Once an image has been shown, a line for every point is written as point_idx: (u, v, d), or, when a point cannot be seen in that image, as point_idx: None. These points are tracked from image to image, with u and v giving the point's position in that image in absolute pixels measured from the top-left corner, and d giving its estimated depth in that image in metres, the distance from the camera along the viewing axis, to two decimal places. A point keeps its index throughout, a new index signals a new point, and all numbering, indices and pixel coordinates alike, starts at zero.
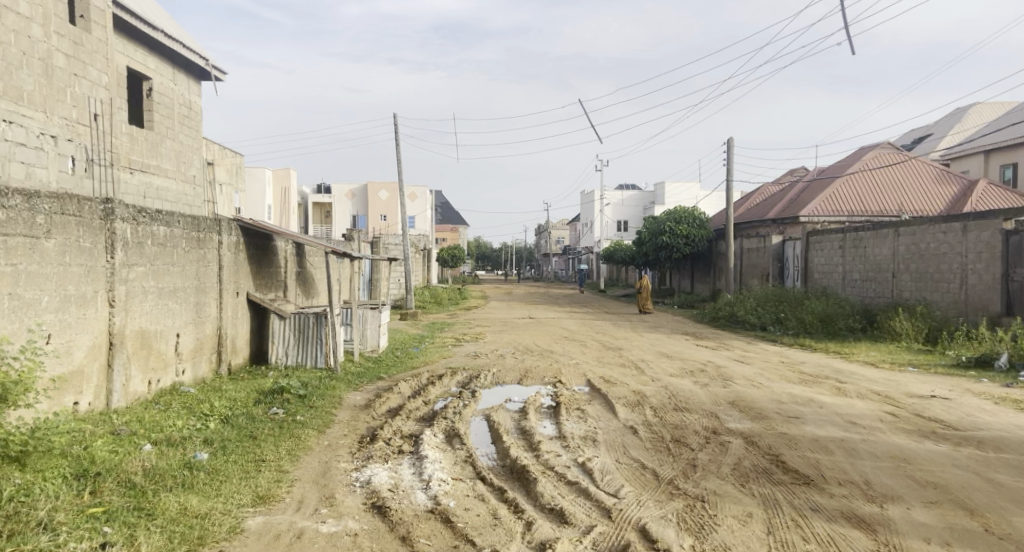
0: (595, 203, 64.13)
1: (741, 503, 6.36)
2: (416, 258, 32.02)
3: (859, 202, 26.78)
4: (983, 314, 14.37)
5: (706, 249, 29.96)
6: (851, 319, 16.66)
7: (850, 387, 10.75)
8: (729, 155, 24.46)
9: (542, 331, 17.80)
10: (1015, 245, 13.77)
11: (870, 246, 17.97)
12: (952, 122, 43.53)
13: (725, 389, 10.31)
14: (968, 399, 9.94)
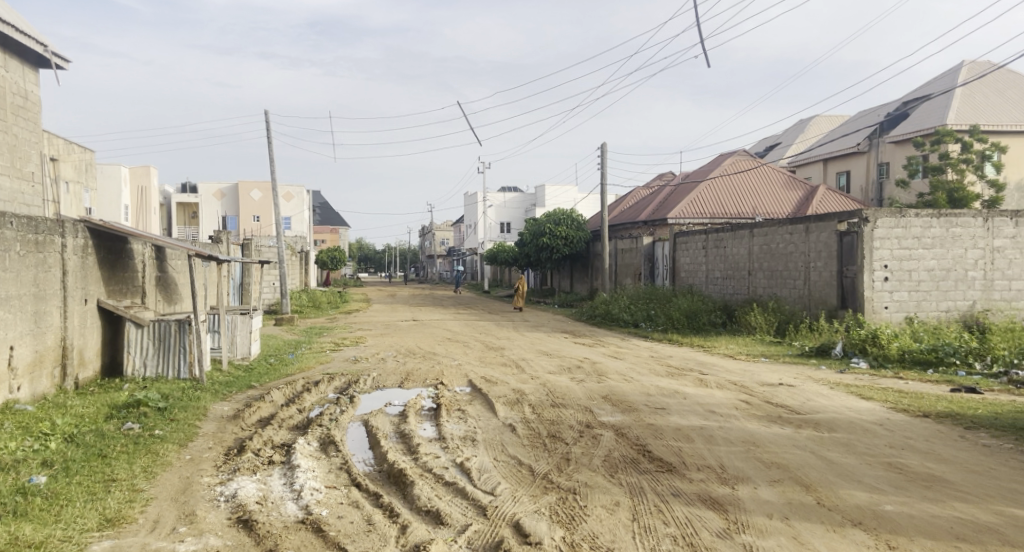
0: (478, 205, 65.31)
1: (609, 493, 6.80)
2: (291, 261, 31.82)
3: (719, 206, 28.97)
4: (823, 307, 16.20)
5: (584, 250, 31.43)
6: (713, 315, 18.34)
7: (711, 378, 12.05)
8: (604, 159, 26.01)
9: (425, 333, 18.38)
10: (848, 244, 15.61)
11: (728, 245, 19.77)
12: (799, 131, 47.56)
13: (599, 385, 11.33)
14: (809, 385, 11.42)
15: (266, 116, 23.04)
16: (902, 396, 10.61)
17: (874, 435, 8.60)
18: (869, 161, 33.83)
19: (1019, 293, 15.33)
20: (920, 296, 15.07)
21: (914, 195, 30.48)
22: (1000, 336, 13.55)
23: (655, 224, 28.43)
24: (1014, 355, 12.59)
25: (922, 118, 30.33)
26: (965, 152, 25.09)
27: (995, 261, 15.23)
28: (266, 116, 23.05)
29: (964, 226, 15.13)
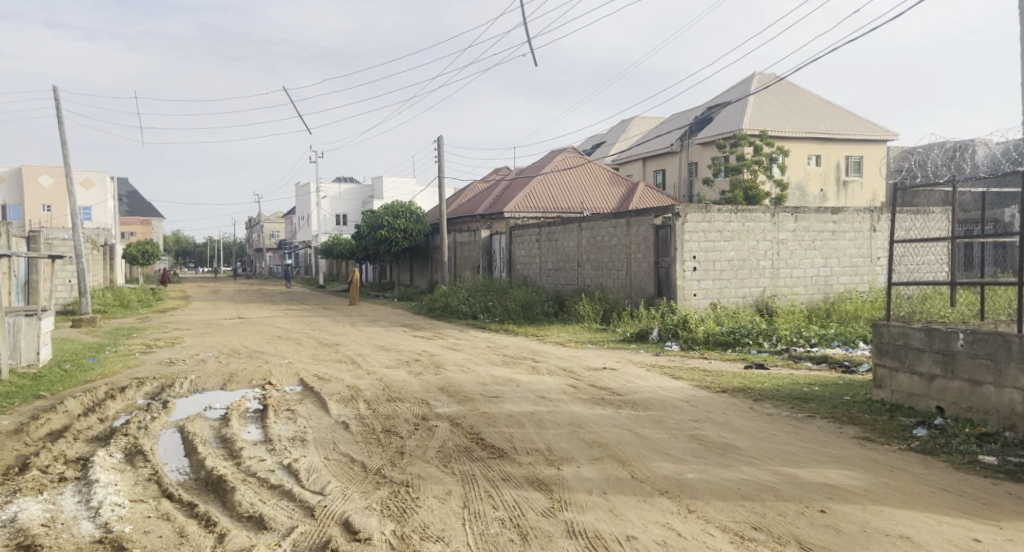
0: (312, 197, 63.97)
1: (442, 483, 6.40)
2: (93, 258, 29.78)
3: (551, 200, 30.17)
4: (642, 296, 17.43)
5: (422, 243, 31.68)
6: (545, 305, 19.28)
7: (542, 364, 12.66)
8: (439, 153, 26.40)
9: (251, 332, 17.81)
10: (663, 237, 16.90)
11: (560, 238, 20.84)
12: (622, 129, 50.52)
13: (436, 377, 11.47)
14: (629, 368, 12.28)
15: (54, 96, 21.28)
16: (705, 374, 11.68)
17: (681, 411, 8.94)
18: (681, 160, 36.55)
19: (798, 278, 17.44)
20: (722, 284, 16.71)
21: (718, 192, 33.47)
22: (784, 318, 15.39)
23: (491, 217, 29.12)
24: (793, 334, 14.28)
25: (723, 122, 33.30)
26: (757, 153, 27.96)
27: (780, 252, 17.20)
28: (54, 96, 21.29)
29: (756, 220, 16.97)
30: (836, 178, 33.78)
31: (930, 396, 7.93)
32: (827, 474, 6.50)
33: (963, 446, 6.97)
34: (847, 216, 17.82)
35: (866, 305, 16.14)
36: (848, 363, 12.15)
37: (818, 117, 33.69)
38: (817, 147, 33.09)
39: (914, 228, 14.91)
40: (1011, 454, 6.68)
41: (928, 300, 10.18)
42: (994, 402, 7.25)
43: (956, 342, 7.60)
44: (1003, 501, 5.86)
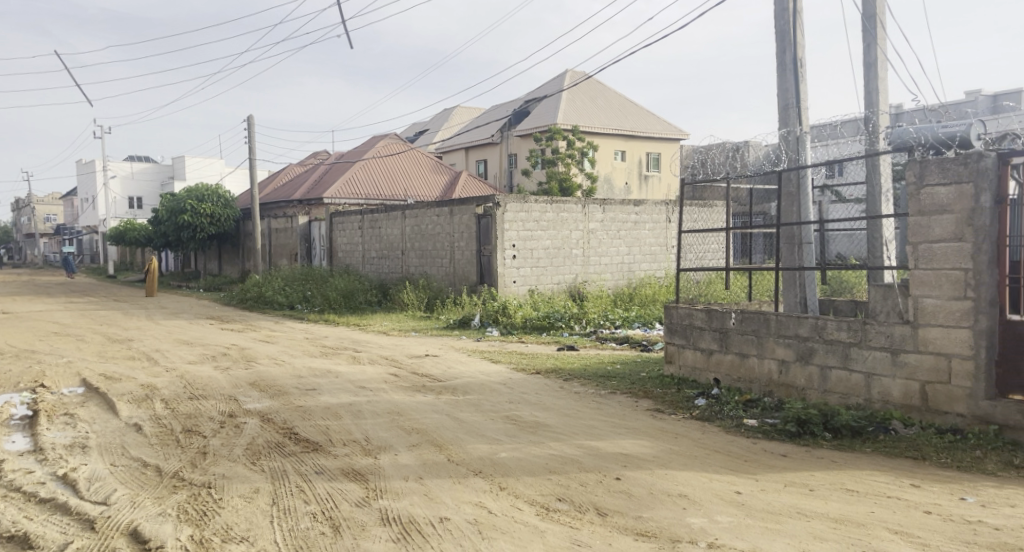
0: (99, 176, 58.86)
1: (249, 481, 6.04)
2: None
3: (373, 187, 29.87)
4: (465, 284, 17.80)
5: (232, 230, 30.37)
6: (368, 294, 19.25)
7: (363, 354, 12.74)
8: (250, 134, 25.33)
9: (23, 328, 16.34)
10: (484, 226, 17.34)
11: (383, 226, 20.82)
12: (441, 118, 51.08)
13: (246, 371, 11.24)
14: (450, 354, 12.64)
15: None
16: (521, 357, 12.30)
17: (497, 394, 9.19)
18: (500, 151, 37.38)
19: (606, 265, 18.63)
20: (539, 271, 17.45)
21: (535, 183, 34.73)
22: (593, 302, 16.36)
23: (309, 204, 28.39)
24: (601, 317, 15.30)
25: (540, 115, 34.60)
26: (571, 148, 29.30)
27: (590, 242, 18.27)
28: None
29: (569, 211, 17.87)
30: (639, 173, 36.20)
31: (709, 369, 8.39)
32: (624, 444, 6.52)
33: (734, 412, 7.35)
34: (647, 208, 19.33)
35: (661, 289, 17.56)
36: (646, 342, 13.27)
37: (623, 115, 35.98)
38: (622, 143, 35.33)
39: (701, 219, 16.47)
40: (769, 417, 7.09)
41: (712, 285, 11.25)
42: (757, 372, 7.77)
43: (730, 320, 8.09)
44: (762, 458, 5.99)
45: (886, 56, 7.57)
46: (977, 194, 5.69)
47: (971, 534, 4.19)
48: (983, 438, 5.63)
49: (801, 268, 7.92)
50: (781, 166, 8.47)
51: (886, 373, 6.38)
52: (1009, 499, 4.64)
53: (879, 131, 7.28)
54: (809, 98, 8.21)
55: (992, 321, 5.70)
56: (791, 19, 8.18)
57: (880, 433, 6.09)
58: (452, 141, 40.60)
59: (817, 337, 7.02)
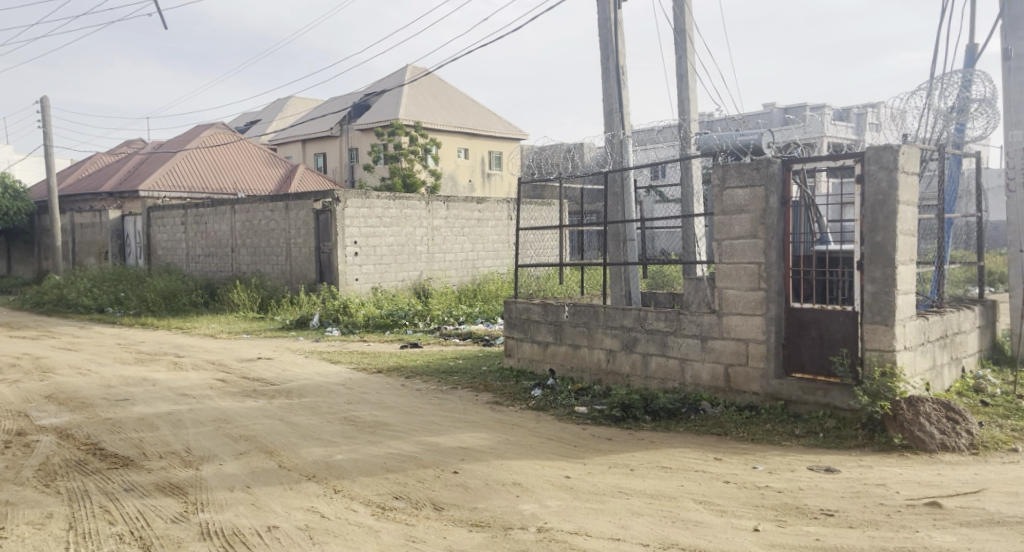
0: None
1: (40, 506, 5.56)
2: None
3: (198, 179, 28.38)
4: (303, 282, 17.34)
5: (27, 225, 27.72)
6: (193, 295, 18.37)
7: (186, 359, 12.18)
8: (47, 118, 23.18)
9: None
10: (323, 222, 16.98)
11: (209, 221, 19.89)
12: (273, 109, 49.25)
13: (43, 383, 10.41)
14: (286, 356, 12.35)
15: None
16: (363, 356, 12.23)
17: (334, 395, 9.11)
18: (341, 145, 36.34)
19: (450, 262, 18.83)
20: (382, 269, 17.29)
21: (378, 179, 34.40)
22: (437, 299, 16.44)
23: (121, 195, 26.46)
24: (445, 314, 15.44)
25: (382, 110, 34.20)
26: (414, 144, 29.35)
27: (435, 238, 18.40)
28: None
29: (412, 208, 17.87)
30: (482, 171, 36.76)
31: (545, 360, 8.62)
32: (461, 437, 6.60)
33: (566, 400, 7.58)
34: (490, 205, 19.72)
35: (504, 285, 17.97)
36: (488, 337, 13.58)
37: (465, 113, 36.41)
38: (465, 141, 35.72)
39: (539, 216, 17.03)
40: (597, 403, 7.36)
41: (552, 281, 11.63)
42: (588, 361, 8.09)
43: (563, 313, 8.33)
44: (590, 442, 6.20)
45: (694, 69, 8.27)
46: (767, 196, 6.37)
47: (760, 498, 4.69)
48: (773, 413, 6.34)
49: (626, 263, 8.40)
50: (608, 167, 8.94)
51: (697, 358, 6.97)
52: (791, 465, 5.27)
53: (690, 137, 7.91)
54: (630, 104, 8.75)
55: (780, 309, 6.42)
56: (613, 29, 8.70)
57: (692, 413, 6.64)
58: (287, 133, 39.20)
59: (639, 327, 7.49)
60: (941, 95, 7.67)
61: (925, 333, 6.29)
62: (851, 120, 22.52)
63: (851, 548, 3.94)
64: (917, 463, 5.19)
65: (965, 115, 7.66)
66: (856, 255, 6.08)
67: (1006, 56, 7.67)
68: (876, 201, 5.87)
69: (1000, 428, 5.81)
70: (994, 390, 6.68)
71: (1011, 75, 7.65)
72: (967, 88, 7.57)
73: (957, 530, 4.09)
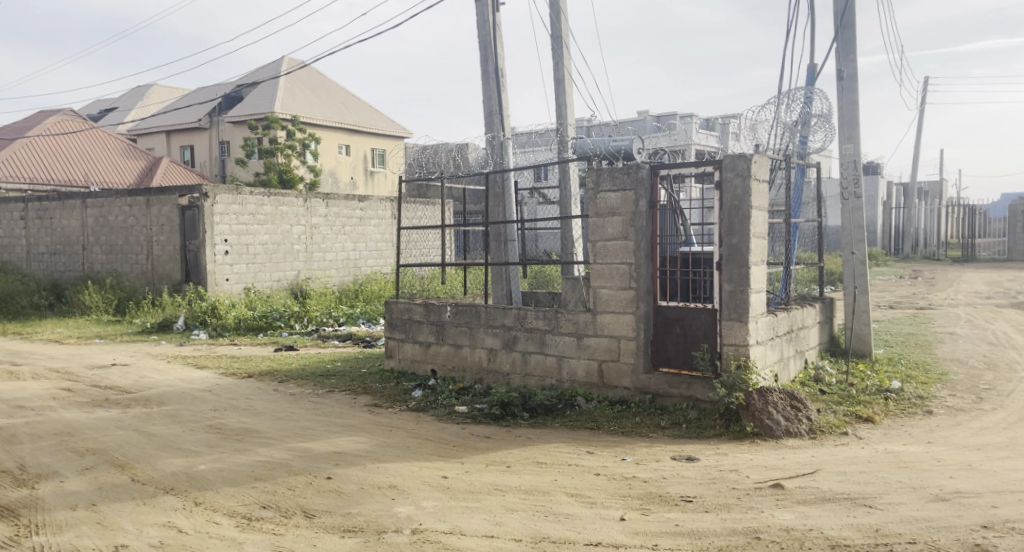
0: None
1: None
2: None
3: (43, 170, 26.48)
4: (167, 282, 16.44)
5: None
6: (36, 297, 17.19)
7: (26, 368, 11.35)
8: None
9: None
10: (190, 218, 16.19)
11: (56, 217, 18.60)
12: (133, 97, 46.49)
13: None
14: (145, 362, 11.75)
15: None
16: (233, 361, 11.82)
17: (198, 403, 8.75)
18: (211, 138, 34.54)
19: (330, 261, 18.45)
20: (256, 268, 16.69)
21: (252, 174, 33.16)
22: (315, 299, 16.05)
23: None
24: (323, 315, 15.13)
25: (254, 103, 32.89)
26: (290, 139, 28.10)
27: (314, 237, 18.00)
28: None
29: (289, 205, 17.37)
30: (364, 168, 36.26)
31: (426, 360, 8.58)
32: (333, 441, 6.46)
33: (446, 400, 7.59)
34: (372, 204, 19.49)
35: (387, 285, 17.76)
36: (370, 338, 13.44)
37: (346, 109, 35.79)
38: (346, 137, 35.09)
39: (421, 215, 17.01)
40: (477, 402, 7.42)
41: (436, 281, 11.57)
42: (469, 361, 8.15)
43: (445, 313, 8.35)
44: (468, 441, 6.26)
45: (571, 75, 8.54)
46: (637, 199, 6.67)
47: (627, 488, 4.91)
48: (642, 406, 6.65)
49: (507, 264, 8.53)
50: (489, 168, 9.05)
51: (573, 355, 7.19)
52: (656, 455, 5.54)
53: (567, 141, 8.16)
54: (509, 106, 8.91)
55: (648, 307, 6.73)
56: (491, 32, 8.84)
57: (567, 409, 6.84)
58: (148, 124, 36.91)
59: (519, 326, 7.63)
60: (786, 109, 8.27)
61: (774, 329, 6.76)
62: (715, 129, 23.81)
63: (705, 531, 4.20)
64: (767, 448, 5.60)
65: (808, 128, 8.29)
66: (715, 256, 6.49)
67: (839, 76, 8.36)
68: (732, 206, 6.30)
69: (835, 413, 6.35)
70: (831, 379, 7.27)
71: (843, 93, 8.35)
72: (809, 103, 8.21)
73: (797, 508, 4.45)
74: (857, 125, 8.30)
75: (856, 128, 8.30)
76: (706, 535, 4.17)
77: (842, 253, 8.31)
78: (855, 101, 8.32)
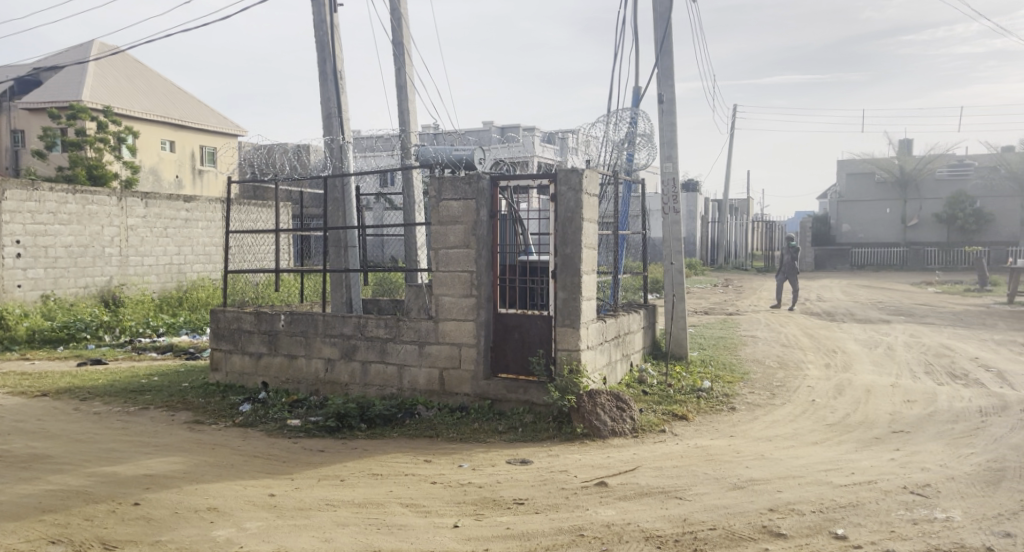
0: None
1: None
2: None
3: None
4: None
5: None
6: None
7: None
8: None
9: None
10: None
11: None
12: None
13: None
14: None
15: None
16: (25, 378, 10.66)
17: None
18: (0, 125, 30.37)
19: (149, 267, 16.91)
20: (56, 274, 14.80)
21: (52, 169, 29.43)
22: (129, 308, 14.82)
23: None
24: (139, 325, 14.07)
25: (57, 91, 29.79)
26: (102, 130, 25.48)
27: (129, 239, 16.40)
28: None
29: (99, 203, 15.69)
30: (191, 167, 34.12)
31: (257, 373, 8.16)
32: (142, 463, 5.95)
33: (279, 414, 7.25)
34: (199, 204, 18.24)
35: (215, 293, 16.69)
36: (192, 350, 12.63)
37: (172, 105, 33.60)
38: (170, 133, 32.81)
39: (253, 218, 16.19)
40: (312, 415, 7.13)
41: (274, 288, 10.96)
42: (304, 372, 7.84)
43: (279, 323, 7.98)
44: (301, 456, 6.02)
45: (413, 82, 8.48)
46: (477, 209, 6.70)
47: (462, 495, 4.89)
48: (480, 412, 6.68)
49: (346, 271, 8.28)
50: (326, 173, 8.77)
51: (414, 363, 7.10)
52: (492, 460, 5.58)
53: (408, 149, 8.09)
54: (349, 110, 8.70)
55: (489, 314, 6.78)
56: (328, 32, 8.60)
57: (406, 418, 6.74)
58: None
59: (359, 334, 7.43)
60: (614, 128, 8.65)
61: (603, 333, 7.02)
62: (553, 142, 24.42)
63: (533, 532, 4.27)
64: (594, 448, 5.79)
65: (634, 147, 8.71)
66: (550, 265, 6.65)
67: (660, 99, 8.85)
68: (566, 217, 6.48)
69: (655, 412, 6.67)
70: (653, 380, 7.65)
71: (664, 115, 8.85)
72: (634, 124, 8.61)
73: (618, 504, 4.61)
74: (676, 146, 8.81)
75: (675, 148, 8.81)
76: (534, 536, 4.23)
77: (663, 264, 8.75)
78: (674, 123, 8.84)
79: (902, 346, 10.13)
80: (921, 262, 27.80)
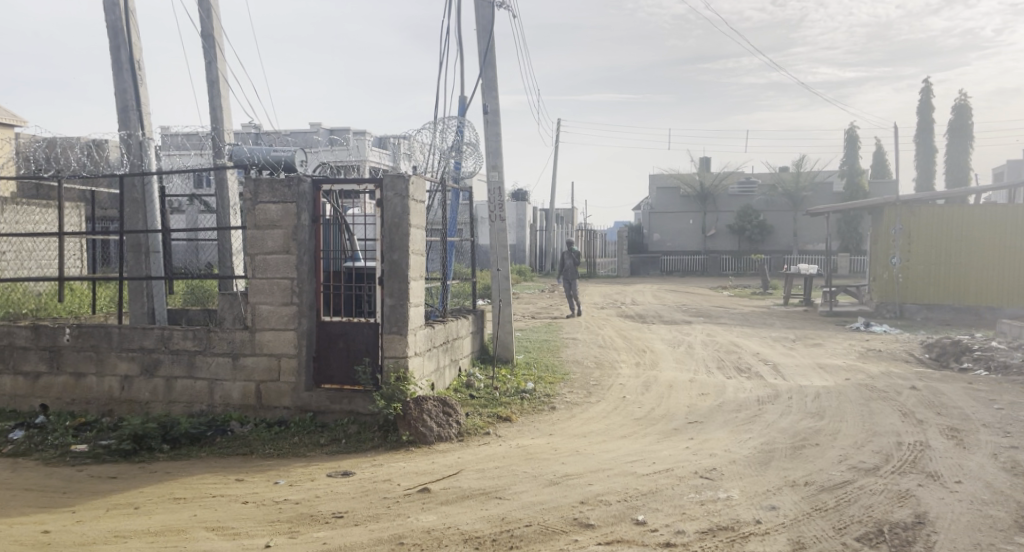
0: None
1: None
2: None
3: None
4: None
5: None
6: None
7: None
8: None
9: None
10: None
11: None
12: None
13: None
14: None
15: None
16: None
17: None
18: None
19: None
20: None
21: None
22: None
23: None
24: None
25: None
26: None
27: None
28: None
29: None
30: None
31: (34, 395, 7.23)
32: None
33: (62, 439, 6.47)
34: None
35: None
36: None
37: None
38: None
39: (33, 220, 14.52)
40: (103, 438, 6.43)
41: (61, 298, 9.86)
42: (95, 391, 7.07)
43: (63, 336, 7.14)
44: (86, 485, 5.40)
45: (225, 78, 7.97)
46: (299, 213, 6.38)
47: (276, 513, 4.59)
48: (301, 425, 6.35)
49: (149, 278, 7.59)
50: (123, 171, 8.01)
51: (227, 377, 6.63)
52: (311, 474, 5.29)
53: (219, 148, 7.55)
54: (150, 103, 8.03)
55: (311, 323, 6.47)
56: (124, 19, 7.89)
57: (217, 436, 6.27)
58: None
59: (162, 347, 6.83)
60: (441, 135, 8.57)
61: (431, 339, 6.91)
62: (380, 146, 23.94)
63: (349, 545, 4.06)
64: (414, 455, 5.66)
65: (460, 155, 8.69)
66: (376, 271, 6.47)
67: (484, 109, 8.90)
68: (392, 223, 6.32)
69: (481, 416, 6.65)
70: (480, 384, 7.63)
71: (489, 125, 8.90)
72: (460, 133, 8.60)
73: (438, 509, 4.51)
74: (501, 156, 8.89)
75: (500, 158, 8.88)
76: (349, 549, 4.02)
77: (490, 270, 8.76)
78: (499, 133, 8.91)
79: (700, 344, 10.85)
80: (718, 268, 30.31)
